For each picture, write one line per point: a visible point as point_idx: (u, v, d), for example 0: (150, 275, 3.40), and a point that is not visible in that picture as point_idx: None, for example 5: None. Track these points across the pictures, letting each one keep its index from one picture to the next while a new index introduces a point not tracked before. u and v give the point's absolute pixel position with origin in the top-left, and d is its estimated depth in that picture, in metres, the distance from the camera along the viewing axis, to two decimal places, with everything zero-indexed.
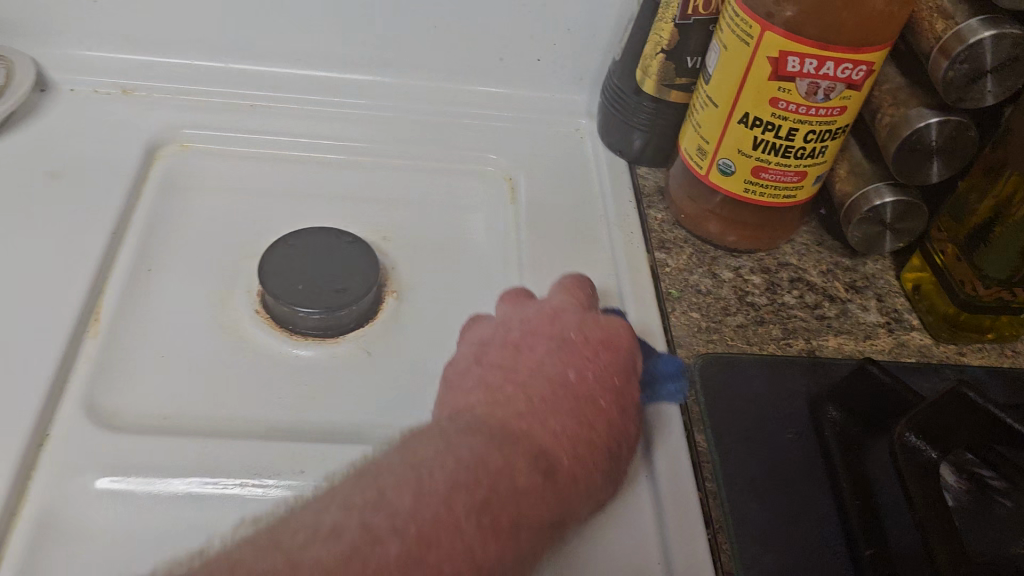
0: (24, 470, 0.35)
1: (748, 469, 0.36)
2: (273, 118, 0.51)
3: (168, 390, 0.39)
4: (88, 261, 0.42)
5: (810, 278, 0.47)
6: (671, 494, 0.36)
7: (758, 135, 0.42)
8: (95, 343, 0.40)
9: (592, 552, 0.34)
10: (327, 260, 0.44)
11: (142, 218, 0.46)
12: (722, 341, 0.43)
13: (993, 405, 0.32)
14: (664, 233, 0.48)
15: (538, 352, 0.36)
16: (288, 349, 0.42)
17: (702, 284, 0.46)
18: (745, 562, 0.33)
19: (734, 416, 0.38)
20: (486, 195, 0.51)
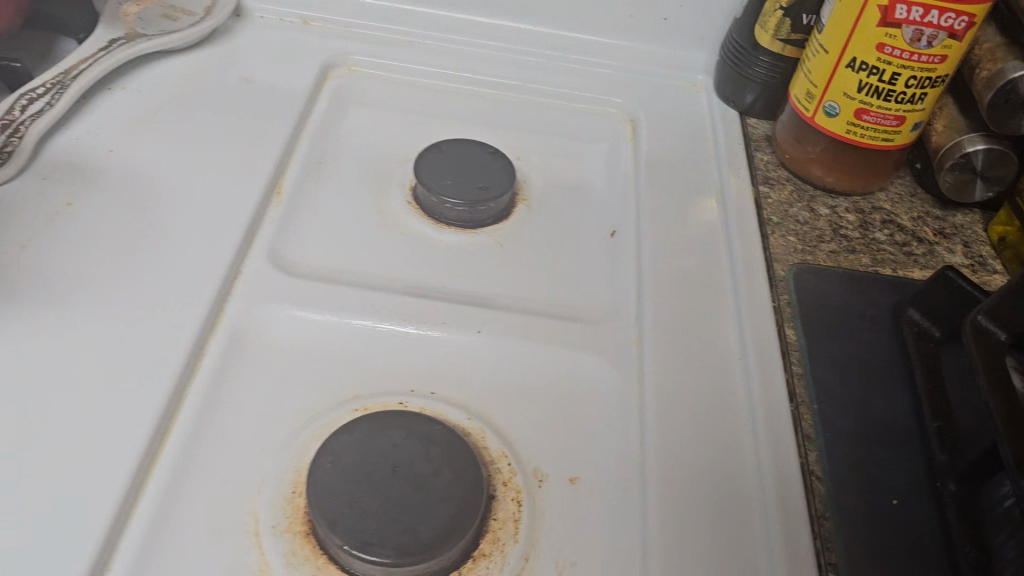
0: (222, 294, 0.42)
1: (831, 356, 0.42)
2: (428, 53, 0.59)
3: (336, 254, 0.47)
4: (274, 146, 0.50)
5: (901, 221, 0.52)
6: (761, 376, 0.41)
7: (863, 78, 0.47)
8: (278, 209, 0.47)
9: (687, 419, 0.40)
10: (473, 166, 0.51)
11: (317, 121, 0.53)
12: (815, 261, 0.48)
13: None
14: (769, 172, 0.54)
15: None
16: (434, 233, 0.49)
17: (801, 215, 0.51)
18: (824, 424, 0.39)
19: (822, 314, 0.43)
20: (608, 132, 0.57)
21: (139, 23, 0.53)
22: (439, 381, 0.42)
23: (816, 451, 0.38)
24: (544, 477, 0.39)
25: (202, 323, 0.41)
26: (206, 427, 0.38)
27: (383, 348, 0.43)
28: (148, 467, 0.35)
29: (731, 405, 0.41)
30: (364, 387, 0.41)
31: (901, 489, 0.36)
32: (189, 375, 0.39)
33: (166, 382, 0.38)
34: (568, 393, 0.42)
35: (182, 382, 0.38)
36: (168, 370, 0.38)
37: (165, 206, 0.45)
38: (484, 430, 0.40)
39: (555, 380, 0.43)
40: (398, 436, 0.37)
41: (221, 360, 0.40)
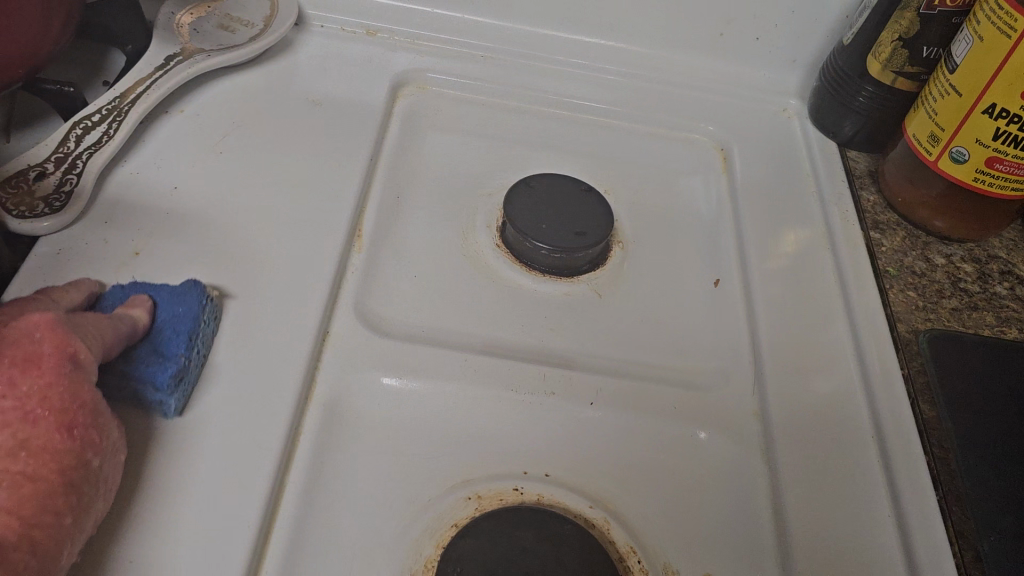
0: (313, 359, 0.38)
1: (980, 440, 0.38)
2: (502, 71, 0.54)
3: (426, 307, 0.42)
4: (350, 181, 0.45)
5: (1020, 271, 0.48)
6: (905, 466, 0.38)
7: (1001, 125, 0.43)
8: (361, 256, 0.43)
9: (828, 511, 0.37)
10: (568, 207, 0.46)
11: (391, 149, 0.49)
12: (940, 321, 0.44)
13: None
14: (877, 215, 0.50)
15: None
16: (528, 283, 0.45)
17: (917, 265, 0.47)
18: (981, 525, 0.36)
19: (964, 390, 0.40)
20: (698, 164, 0.53)
21: (195, 40, 0.48)
22: (554, 461, 0.38)
23: (973, 555, 0.35)
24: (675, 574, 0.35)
25: (297, 395, 0.36)
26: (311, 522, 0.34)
27: (489, 420, 0.39)
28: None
29: (872, 491, 0.38)
30: (475, 466, 0.37)
31: None
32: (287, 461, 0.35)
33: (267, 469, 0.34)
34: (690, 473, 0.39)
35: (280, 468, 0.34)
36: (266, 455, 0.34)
37: (242, 253, 0.41)
38: (608, 520, 0.36)
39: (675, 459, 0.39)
40: (528, 538, 0.34)
41: (318, 438, 0.36)
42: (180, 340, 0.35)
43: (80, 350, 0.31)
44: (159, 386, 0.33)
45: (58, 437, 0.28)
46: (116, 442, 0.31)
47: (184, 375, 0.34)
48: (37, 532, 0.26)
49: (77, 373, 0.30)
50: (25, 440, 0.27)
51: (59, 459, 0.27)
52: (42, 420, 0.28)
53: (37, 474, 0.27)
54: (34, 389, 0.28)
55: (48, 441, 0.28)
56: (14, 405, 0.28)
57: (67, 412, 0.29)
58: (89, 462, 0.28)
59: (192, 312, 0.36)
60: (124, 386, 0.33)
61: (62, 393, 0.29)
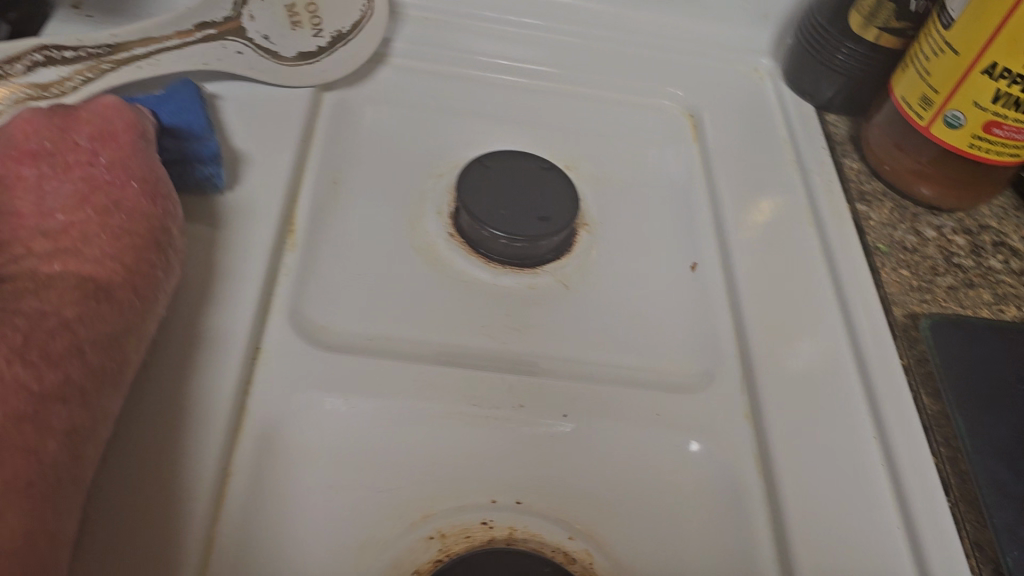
0: (243, 381, 0.33)
1: (996, 437, 0.34)
2: (447, 33, 0.49)
3: (372, 311, 0.37)
4: (279, 167, 0.39)
5: (1013, 243, 0.45)
6: (915, 471, 0.34)
7: (1003, 87, 0.39)
8: (295, 255, 0.37)
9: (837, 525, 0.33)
10: (530, 187, 0.41)
11: (325, 127, 0.43)
12: (936, 303, 0.41)
13: None
14: (862, 184, 0.46)
15: None
16: (487, 277, 0.40)
17: (908, 240, 0.44)
18: (1007, 535, 0.32)
19: (974, 381, 0.36)
20: (666, 131, 0.49)
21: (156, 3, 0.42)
22: (525, 486, 0.34)
23: (992, 568, 0.32)
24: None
25: (226, 427, 0.31)
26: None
27: (450, 441, 0.34)
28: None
29: (880, 501, 0.34)
30: (436, 497, 0.33)
31: None
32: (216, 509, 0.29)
33: (194, 519, 0.28)
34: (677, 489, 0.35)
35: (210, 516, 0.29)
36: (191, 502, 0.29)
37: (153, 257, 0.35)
38: (590, 553, 0.32)
39: (660, 472, 0.35)
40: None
41: (252, 478, 0.31)
42: (192, 125, 0.37)
43: (131, 156, 0.33)
44: (207, 160, 0.37)
45: (129, 228, 0.31)
46: (180, 220, 0.34)
47: (218, 150, 0.37)
48: (126, 326, 0.29)
49: (141, 164, 0.33)
50: (117, 202, 0.31)
51: (128, 261, 0.30)
52: (109, 224, 0.30)
53: (118, 271, 0.29)
54: (97, 193, 0.31)
55: (124, 229, 0.31)
56: (92, 198, 0.31)
57: (132, 215, 0.31)
58: (155, 257, 0.31)
59: (191, 103, 0.37)
60: (172, 150, 0.36)
61: (127, 193, 0.32)
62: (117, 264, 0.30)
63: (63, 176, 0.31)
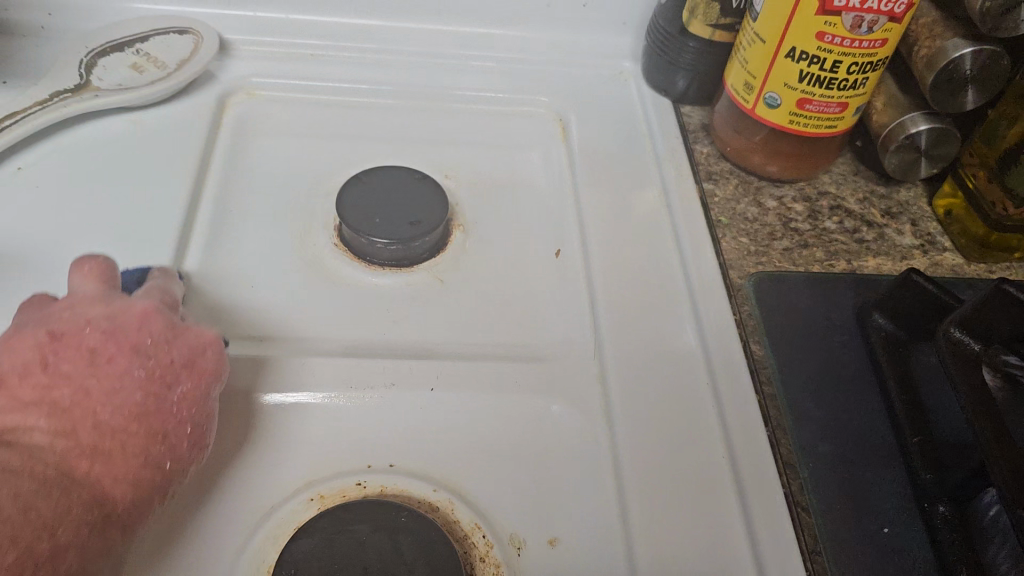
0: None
1: (803, 372, 0.40)
2: (334, 66, 0.55)
3: (265, 313, 0.43)
4: (177, 201, 0.46)
5: (848, 205, 0.50)
6: (736, 404, 0.39)
7: (804, 67, 0.44)
8: (191, 274, 0.43)
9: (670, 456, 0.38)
10: (401, 196, 0.47)
11: (222, 161, 0.49)
12: (771, 263, 0.46)
13: None
14: (710, 166, 0.52)
15: (97, 394, 0.33)
16: (368, 279, 0.45)
17: (749, 212, 0.49)
18: (806, 452, 0.37)
19: (788, 327, 0.42)
20: (538, 135, 0.54)
21: (97, 78, 0.49)
22: (398, 453, 0.39)
23: (801, 479, 0.37)
24: (522, 545, 0.36)
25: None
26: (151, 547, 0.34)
27: (328, 420, 0.39)
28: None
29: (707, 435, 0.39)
30: (318, 469, 0.38)
31: (889, 513, 0.36)
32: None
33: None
34: (534, 443, 0.40)
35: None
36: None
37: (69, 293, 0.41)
38: (453, 502, 0.37)
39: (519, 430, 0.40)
40: (365, 532, 0.34)
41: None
42: None
43: (182, 383, 0.35)
44: None
45: (133, 470, 0.32)
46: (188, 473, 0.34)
47: None
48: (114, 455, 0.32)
49: (173, 400, 0.34)
50: (147, 453, 0.33)
51: (87, 520, 0.30)
52: (119, 442, 0.32)
53: (125, 495, 0.31)
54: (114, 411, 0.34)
55: (135, 453, 0.32)
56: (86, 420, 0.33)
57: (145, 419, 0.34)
58: (163, 494, 0.33)
59: None
60: None
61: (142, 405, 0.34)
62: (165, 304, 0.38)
63: (85, 372, 0.34)
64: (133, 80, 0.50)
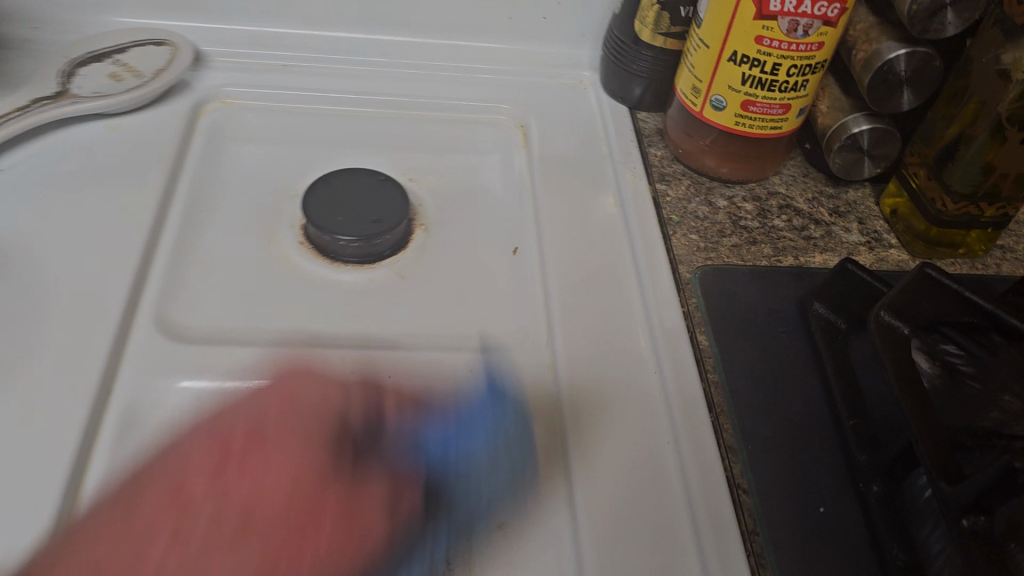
0: (108, 373, 0.40)
1: (746, 360, 0.42)
2: (303, 76, 0.57)
3: (229, 306, 0.44)
4: (149, 202, 0.47)
5: (797, 204, 0.52)
6: (679, 385, 0.41)
7: (746, 70, 0.46)
8: (159, 270, 0.45)
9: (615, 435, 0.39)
10: (364, 197, 0.49)
11: (192, 164, 0.51)
12: (719, 258, 0.48)
13: (951, 280, 0.39)
14: (664, 168, 0.54)
15: None
16: (331, 274, 0.47)
17: (700, 210, 0.51)
18: (746, 435, 0.39)
19: (733, 318, 0.43)
20: (501, 140, 0.56)
21: (76, 86, 0.51)
22: None
23: (742, 463, 0.38)
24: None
25: (90, 409, 0.38)
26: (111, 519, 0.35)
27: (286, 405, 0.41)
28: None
29: (652, 418, 0.40)
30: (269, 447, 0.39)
31: (826, 494, 0.37)
32: (81, 469, 0.36)
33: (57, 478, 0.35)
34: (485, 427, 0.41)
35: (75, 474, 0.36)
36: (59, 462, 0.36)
37: (38, 284, 0.43)
38: None
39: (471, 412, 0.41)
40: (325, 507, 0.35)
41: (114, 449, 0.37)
42: None
43: None
44: None
45: None
46: None
47: None
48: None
49: None
50: None
51: None
52: None
53: None
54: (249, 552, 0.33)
55: None
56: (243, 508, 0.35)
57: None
58: None
59: None
60: None
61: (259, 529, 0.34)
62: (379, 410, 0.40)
63: None
64: (111, 88, 0.52)
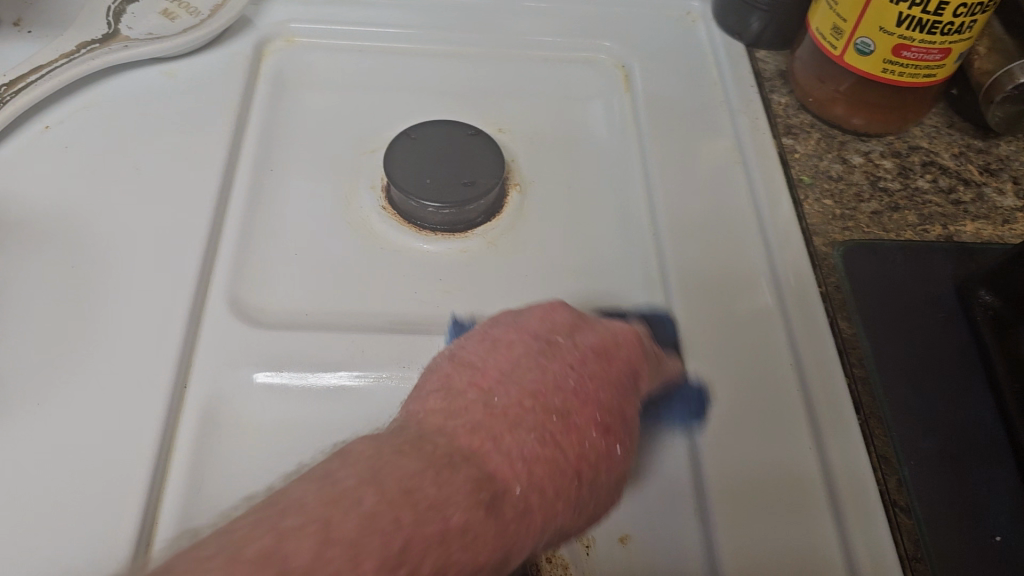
0: (181, 368, 0.36)
1: (900, 356, 0.36)
2: (377, 10, 0.51)
3: (308, 281, 0.40)
4: (214, 160, 0.42)
5: (942, 162, 0.46)
6: (824, 383, 0.36)
7: (903, 10, 0.39)
8: (230, 240, 0.40)
9: (753, 441, 0.35)
10: (453, 153, 0.43)
11: (260, 114, 0.45)
12: (858, 229, 0.42)
13: None
14: (789, 118, 0.47)
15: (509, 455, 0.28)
16: (417, 244, 0.42)
17: (833, 169, 0.44)
18: (905, 447, 0.34)
19: (883, 303, 0.38)
20: (600, 82, 0.50)
21: (129, 26, 0.46)
22: None
23: (899, 476, 0.33)
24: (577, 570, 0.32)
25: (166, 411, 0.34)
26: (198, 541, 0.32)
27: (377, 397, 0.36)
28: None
29: (790, 422, 0.35)
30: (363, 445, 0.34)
31: (1002, 522, 0.32)
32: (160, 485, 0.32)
33: (135, 498, 0.32)
34: None
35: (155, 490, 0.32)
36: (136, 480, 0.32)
37: (100, 263, 0.38)
38: None
39: None
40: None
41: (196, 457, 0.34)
42: None
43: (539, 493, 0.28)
44: None
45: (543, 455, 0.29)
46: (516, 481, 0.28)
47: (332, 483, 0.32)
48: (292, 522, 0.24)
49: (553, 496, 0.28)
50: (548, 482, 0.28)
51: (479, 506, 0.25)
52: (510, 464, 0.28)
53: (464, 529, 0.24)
54: (508, 462, 0.28)
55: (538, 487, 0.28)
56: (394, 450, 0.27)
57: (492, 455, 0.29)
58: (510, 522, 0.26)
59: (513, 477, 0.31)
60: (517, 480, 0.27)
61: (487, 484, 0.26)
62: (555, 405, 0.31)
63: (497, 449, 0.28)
64: (164, 28, 0.47)
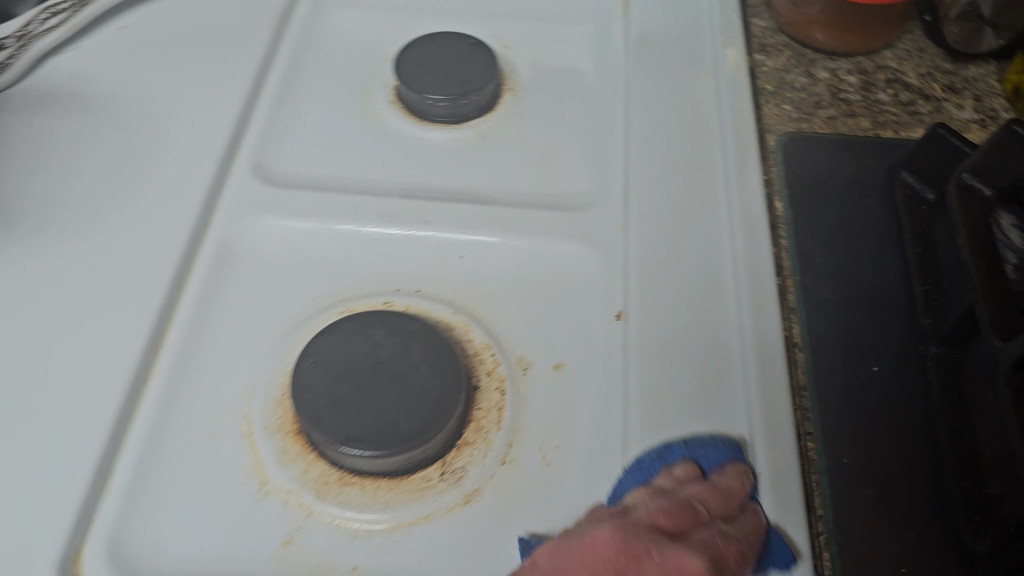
0: (190, 249, 0.41)
1: (820, 227, 0.41)
2: None
3: (322, 162, 0.47)
4: (252, 60, 0.49)
5: (907, 79, 0.49)
6: (751, 260, 0.40)
7: None
8: (260, 121, 0.47)
9: (673, 303, 0.40)
10: (454, 56, 0.49)
11: (299, 25, 0.52)
12: (812, 128, 0.46)
13: None
14: (765, 39, 0.52)
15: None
16: (420, 133, 0.48)
17: (798, 81, 0.49)
18: (809, 293, 0.38)
19: (811, 182, 0.43)
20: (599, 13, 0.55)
21: None
22: (425, 279, 0.42)
23: (802, 324, 0.38)
24: (510, 461, 0.37)
25: (163, 299, 0.39)
26: (171, 411, 0.37)
27: (354, 280, 0.42)
28: (105, 477, 0.35)
29: (724, 291, 0.40)
30: (314, 317, 0.40)
31: (884, 356, 0.36)
32: (142, 379, 0.37)
33: (123, 373, 0.37)
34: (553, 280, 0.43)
35: (139, 375, 0.37)
36: (129, 350, 0.38)
37: (147, 135, 0.46)
38: (468, 323, 0.41)
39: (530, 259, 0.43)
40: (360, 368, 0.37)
41: (181, 348, 0.39)
42: None
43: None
44: None
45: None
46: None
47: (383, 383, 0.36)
48: None
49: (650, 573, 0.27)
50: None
51: None
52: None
53: None
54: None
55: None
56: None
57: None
58: None
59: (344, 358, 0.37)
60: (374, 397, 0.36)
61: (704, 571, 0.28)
62: (647, 500, 0.32)
63: None
64: None
